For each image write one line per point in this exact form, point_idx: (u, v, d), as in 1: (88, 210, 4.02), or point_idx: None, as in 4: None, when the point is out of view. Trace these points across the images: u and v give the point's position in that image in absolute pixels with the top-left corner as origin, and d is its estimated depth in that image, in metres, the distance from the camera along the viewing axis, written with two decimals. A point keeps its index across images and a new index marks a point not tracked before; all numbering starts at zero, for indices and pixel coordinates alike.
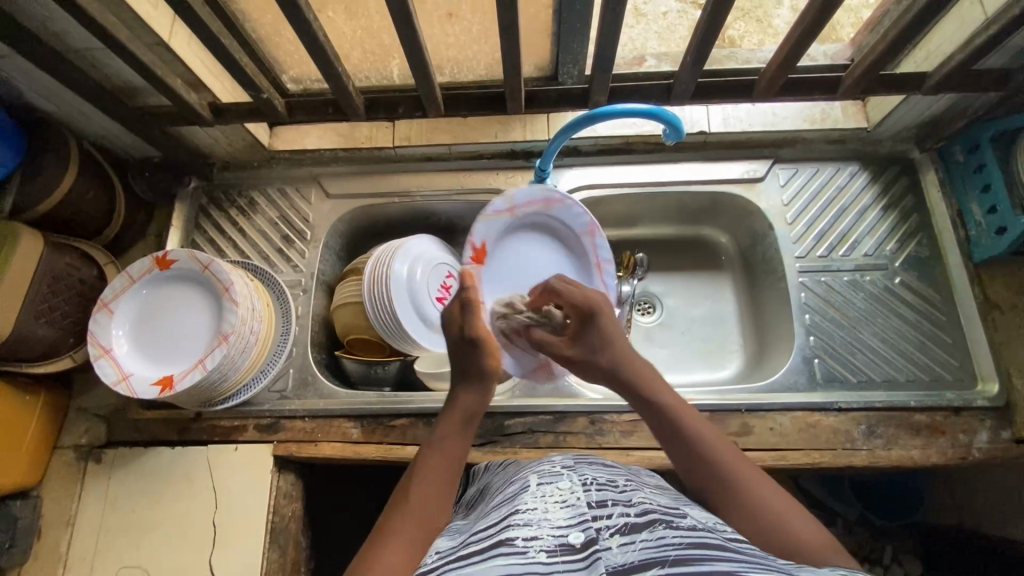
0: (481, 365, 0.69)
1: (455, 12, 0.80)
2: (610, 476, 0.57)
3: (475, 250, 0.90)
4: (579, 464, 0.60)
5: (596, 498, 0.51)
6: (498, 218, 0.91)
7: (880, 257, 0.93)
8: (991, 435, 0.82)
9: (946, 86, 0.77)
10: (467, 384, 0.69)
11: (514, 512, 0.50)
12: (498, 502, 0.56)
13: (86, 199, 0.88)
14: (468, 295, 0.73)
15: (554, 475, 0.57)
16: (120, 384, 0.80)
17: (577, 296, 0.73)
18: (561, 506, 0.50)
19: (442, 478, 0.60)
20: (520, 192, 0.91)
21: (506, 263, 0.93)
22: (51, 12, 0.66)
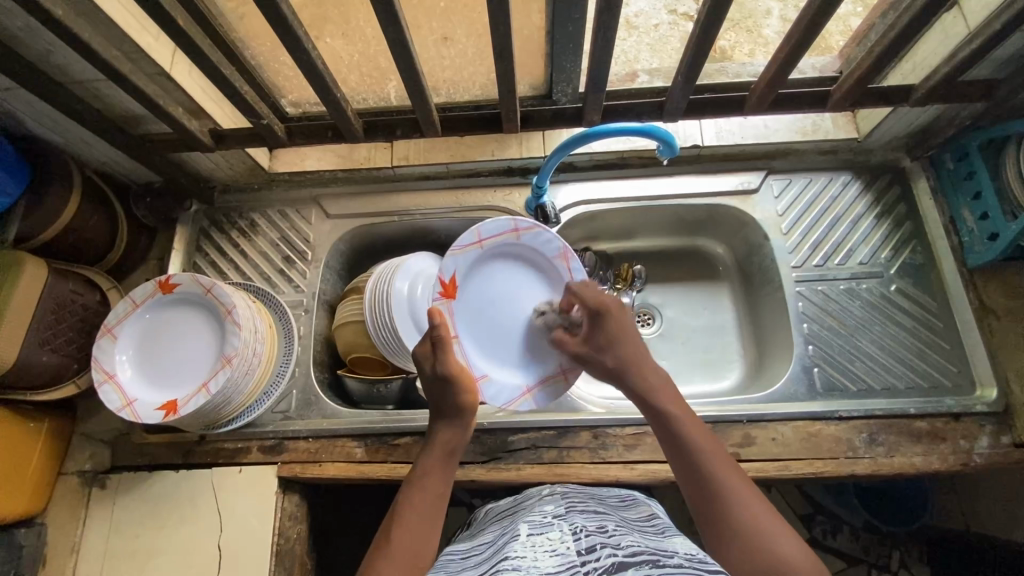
0: (458, 400, 0.72)
1: (449, 36, 0.82)
2: (599, 523, 0.58)
3: (442, 284, 0.86)
4: (570, 513, 0.61)
5: (584, 544, 0.52)
6: (466, 251, 0.86)
7: (876, 265, 0.94)
8: (991, 441, 0.82)
9: (933, 98, 0.79)
10: (445, 419, 0.71)
11: (504, 561, 0.52)
12: (490, 550, 0.58)
13: (88, 226, 0.89)
14: (439, 333, 0.73)
15: (544, 526, 0.58)
16: (124, 410, 0.80)
17: (594, 300, 0.78)
18: (550, 554, 0.51)
19: (427, 511, 0.62)
20: (484, 224, 0.85)
21: (483, 291, 0.89)
22: (54, 46, 0.67)
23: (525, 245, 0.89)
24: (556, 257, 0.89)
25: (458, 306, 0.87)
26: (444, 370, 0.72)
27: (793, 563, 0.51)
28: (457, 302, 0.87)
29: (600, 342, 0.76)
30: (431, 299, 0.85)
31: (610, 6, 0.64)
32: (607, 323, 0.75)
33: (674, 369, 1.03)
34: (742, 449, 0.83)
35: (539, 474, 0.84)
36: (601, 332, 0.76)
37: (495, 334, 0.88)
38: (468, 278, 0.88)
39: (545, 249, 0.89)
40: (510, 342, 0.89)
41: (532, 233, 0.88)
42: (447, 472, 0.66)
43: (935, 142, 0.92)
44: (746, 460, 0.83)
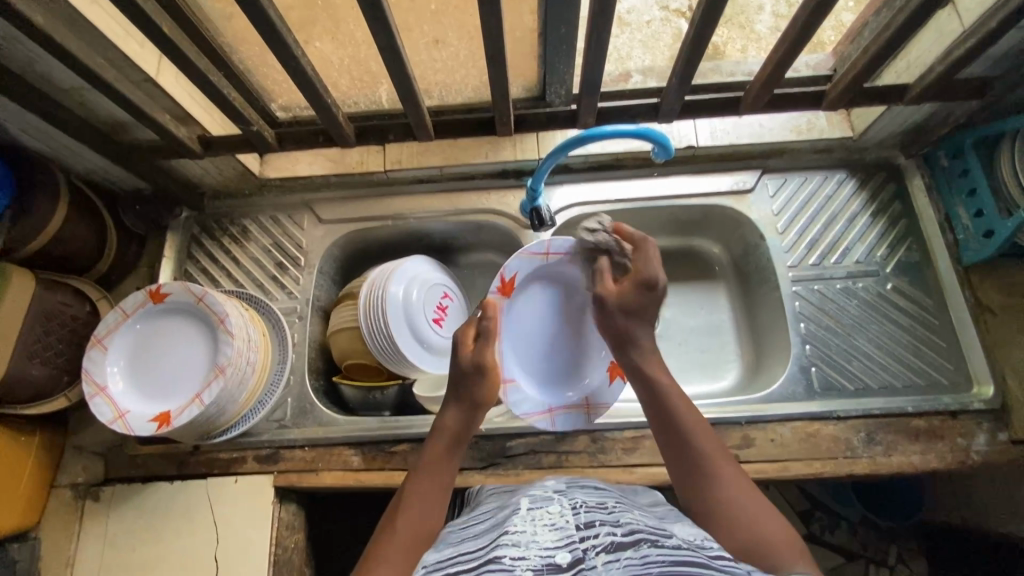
0: (479, 394, 0.73)
1: (441, 39, 0.81)
2: (600, 499, 0.59)
3: (503, 283, 0.85)
4: (570, 489, 0.63)
5: (583, 520, 0.53)
6: (533, 259, 0.86)
7: (872, 264, 0.94)
8: (989, 438, 0.83)
9: (928, 96, 0.78)
10: (459, 405, 0.72)
11: (503, 533, 0.53)
12: (489, 522, 0.59)
13: (76, 236, 0.88)
14: (489, 324, 0.76)
15: (544, 501, 0.59)
16: (116, 422, 0.79)
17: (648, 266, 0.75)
18: (550, 529, 0.52)
19: (430, 500, 0.64)
20: (556, 240, 0.85)
21: (531, 305, 0.88)
22: (36, 54, 0.66)
23: None
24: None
25: (511, 304, 0.87)
26: (476, 362, 0.74)
27: (778, 543, 0.55)
28: (510, 303, 0.86)
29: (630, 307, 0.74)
30: (489, 290, 0.85)
31: (603, 9, 0.63)
32: (653, 297, 0.75)
33: (672, 370, 1.03)
34: (741, 450, 0.83)
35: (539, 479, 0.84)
36: (641, 303, 0.74)
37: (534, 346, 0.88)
38: (527, 285, 0.87)
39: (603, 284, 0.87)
40: (544, 358, 0.88)
41: None
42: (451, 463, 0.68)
43: (930, 140, 0.92)
44: (745, 461, 0.83)
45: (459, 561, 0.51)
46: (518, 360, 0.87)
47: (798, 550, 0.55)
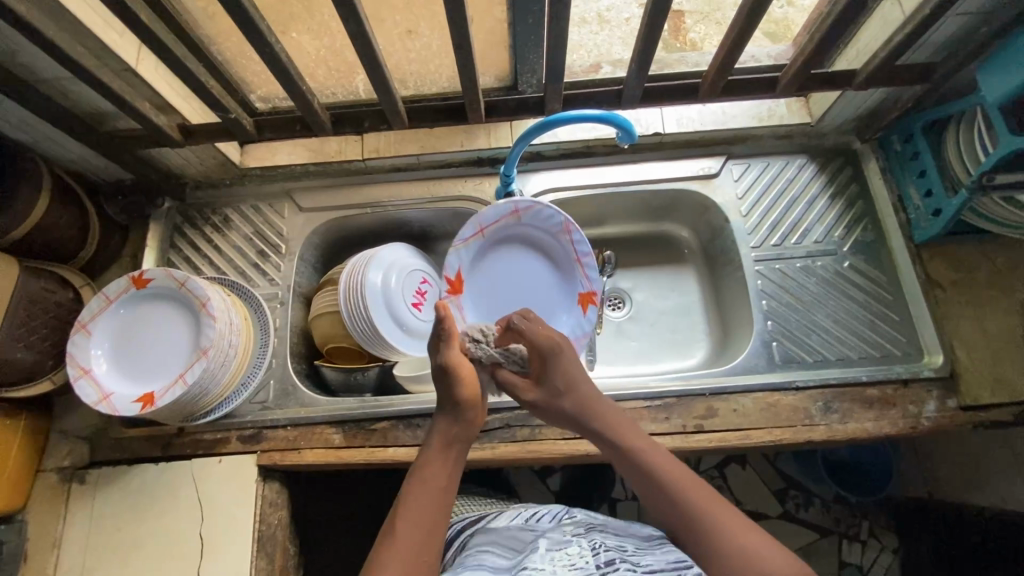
0: (458, 393, 0.72)
1: (414, 29, 0.85)
2: (617, 542, 0.63)
3: (450, 281, 0.94)
4: (588, 530, 0.66)
5: (603, 560, 0.58)
6: (470, 245, 0.94)
7: (830, 243, 0.99)
8: (938, 405, 0.87)
9: (874, 81, 0.83)
10: (449, 414, 0.72)
11: (525, 571, 0.58)
12: (513, 563, 0.63)
13: (59, 224, 0.90)
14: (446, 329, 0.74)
15: (563, 540, 0.63)
16: (101, 404, 0.81)
17: (537, 334, 0.76)
18: (570, 569, 0.57)
19: (430, 507, 0.62)
20: (483, 214, 0.93)
21: (485, 283, 0.96)
22: (17, 43, 0.68)
23: (525, 224, 0.95)
24: (559, 232, 0.95)
25: (467, 297, 0.95)
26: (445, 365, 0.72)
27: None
28: (465, 295, 0.95)
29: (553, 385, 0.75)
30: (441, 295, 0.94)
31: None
32: (558, 361, 0.75)
33: (644, 349, 1.07)
34: (705, 420, 0.88)
35: (513, 451, 0.88)
36: (554, 375, 0.75)
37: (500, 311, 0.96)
38: (475, 269, 0.96)
39: (548, 225, 0.94)
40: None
41: (530, 212, 0.93)
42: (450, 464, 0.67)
43: (883, 125, 0.97)
44: (709, 431, 0.87)
45: None
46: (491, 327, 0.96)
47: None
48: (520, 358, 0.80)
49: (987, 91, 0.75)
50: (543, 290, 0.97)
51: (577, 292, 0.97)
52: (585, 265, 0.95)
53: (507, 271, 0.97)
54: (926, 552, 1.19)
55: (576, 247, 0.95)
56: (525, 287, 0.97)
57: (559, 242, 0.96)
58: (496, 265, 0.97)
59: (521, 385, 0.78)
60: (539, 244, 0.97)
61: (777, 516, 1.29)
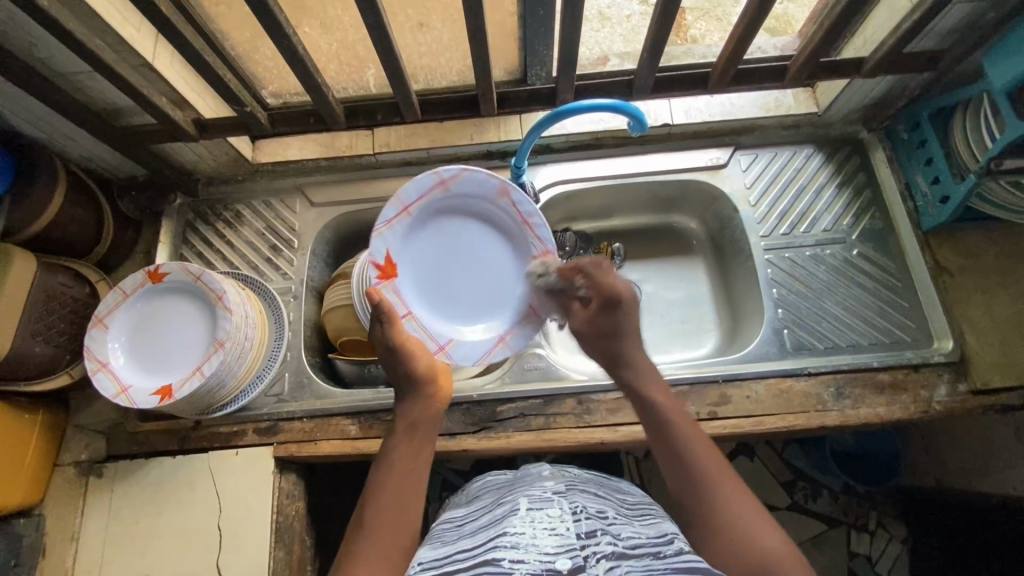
0: (411, 369, 0.74)
1: (426, 22, 0.85)
2: (599, 506, 0.62)
3: (381, 267, 0.85)
4: (570, 491, 0.64)
5: (585, 528, 0.56)
6: (393, 226, 0.85)
7: (839, 231, 1.00)
8: (949, 389, 0.88)
9: (882, 69, 0.84)
10: (412, 399, 0.73)
11: (503, 533, 0.56)
12: (490, 521, 0.61)
13: (74, 220, 0.90)
14: (383, 312, 0.74)
15: (544, 501, 0.61)
16: (119, 396, 0.82)
17: (609, 283, 0.76)
18: (550, 534, 0.55)
19: (399, 494, 0.63)
20: (401, 191, 0.84)
21: (420, 263, 0.89)
22: (37, 38, 0.69)
23: (457, 194, 0.88)
24: (497, 196, 0.87)
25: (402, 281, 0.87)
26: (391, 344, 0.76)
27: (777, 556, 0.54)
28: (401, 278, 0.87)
29: (603, 327, 0.76)
30: (370, 280, 0.85)
31: None
32: (618, 313, 0.75)
33: (653, 340, 1.08)
34: (718, 407, 0.88)
35: (529, 440, 0.88)
36: (611, 320, 0.76)
37: (445, 290, 0.90)
38: (406, 250, 0.87)
39: (478, 189, 0.87)
40: (468, 292, 0.90)
41: (457, 180, 0.86)
42: (417, 443, 0.68)
43: (890, 112, 0.98)
44: (722, 417, 0.88)
45: (456, 560, 0.54)
46: (441, 306, 0.90)
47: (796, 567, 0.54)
48: (582, 292, 0.81)
49: (993, 79, 0.75)
50: (485, 260, 0.91)
51: (527, 257, 0.90)
52: (536, 227, 0.87)
53: (450, 245, 0.89)
54: (935, 541, 1.20)
55: (519, 208, 0.87)
56: (466, 260, 0.90)
57: (498, 206, 0.89)
58: (433, 241, 0.89)
59: (575, 312, 0.81)
60: (475, 212, 0.90)
61: (785, 508, 1.29)
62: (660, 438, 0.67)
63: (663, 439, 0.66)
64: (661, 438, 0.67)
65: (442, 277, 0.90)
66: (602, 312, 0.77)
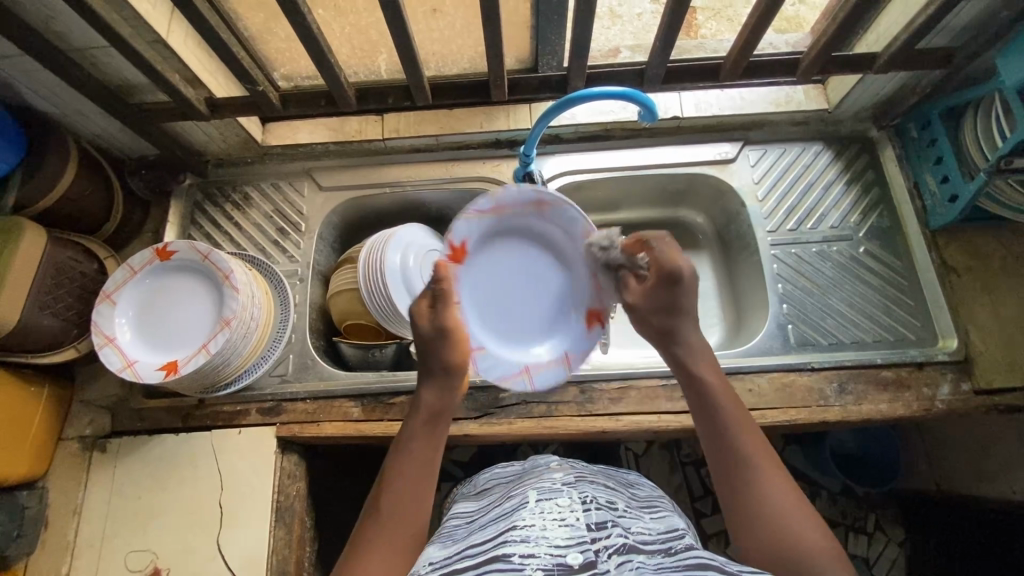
0: (447, 358, 0.69)
1: (439, 7, 0.86)
2: (608, 497, 0.62)
3: (453, 248, 0.82)
4: (579, 482, 0.65)
5: (594, 519, 0.56)
6: (481, 220, 0.83)
7: (846, 229, 1.00)
8: (952, 387, 0.88)
9: (894, 65, 0.84)
10: (433, 383, 0.69)
11: (512, 528, 0.56)
12: (499, 515, 0.61)
13: (85, 196, 0.91)
14: (441, 287, 0.69)
15: (553, 492, 0.61)
16: (125, 370, 0.82)
17: (670, 257, 0.71)
18: (561, 526, 0.55)
19: (416, 484, 0.62)
20: (458, 224, 0.81)
21: (486, 268, 0.85)
22: (53, 10, 0.70)
23: (546, 220, 0.86)
24: (581, 235, 0.86)
25: (465, 272, 0.84)
26: (438, 329, 0.69)
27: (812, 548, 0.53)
28: (463, 269, 0.83)
29: (665, 302, 0.71)
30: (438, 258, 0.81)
31: None
32: (680, 291, 0.70)
33: None
34: None
35: (530, 427, 0.89)
36: (664, 298, 0.71)
37: (506, 320, 0.87)
38: (480, 248, 0.85)
39: (572, 228, 0.85)
40: (521, 310, 0.87)
41: (555, 207, 0.84)
42: (435, 438, 0.66)
43: (900, 111, 0.98)
44: None
45: (466, 556, 0.54)
46: (495, 325, 0.86)
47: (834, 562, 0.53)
48: (644, 269, 0.76)
49: (1009, 78, 0.75)
50: (540, 304, 0.88)
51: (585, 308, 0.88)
52: (607, 263, 0.85)
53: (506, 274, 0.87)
54: (933, 545, 1.20)
55: (598, 255, 0.85)
56: (524, 279, 0.88)
57: (576, 245, 0.87)
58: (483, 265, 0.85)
59: (631, 286, 0.76)
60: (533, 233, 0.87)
61: None
62: (695, 399, 0.65)
63: (699, 400, 0.65)
64: (696, 399, 0.65)
65: (501, 292, 0.86)
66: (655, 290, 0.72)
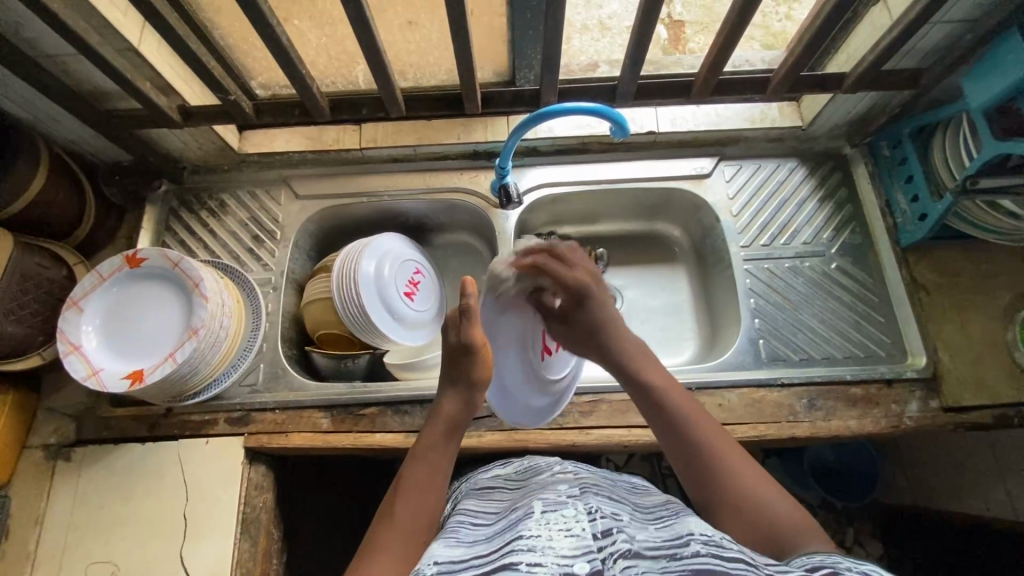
0: (473, 374, 0.74)
1: (415, 21, 0.86)
2: (614, 509, 0.59)
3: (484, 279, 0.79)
4: (584, 493, 0.61)
5: (601, 528, 0.52)
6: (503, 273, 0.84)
7: (818, 245, 1.00)
8: (920, 405, 0.89)
9: (862, 86, 0.85)
10: (456, 391, 0.74)
11: (517, 537, 0.53)
12: (505, 525, 0.58)
13: (55, 202, 0.90)
14: (468, 303, 0.74)
15: (559, 504, 0.58)
16: (89, 379, 0.81)
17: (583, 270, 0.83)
18: (566, 536, 0.51)
19: (429, 491, 0.64)
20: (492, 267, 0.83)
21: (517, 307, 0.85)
22: (21, 17, 0.69)
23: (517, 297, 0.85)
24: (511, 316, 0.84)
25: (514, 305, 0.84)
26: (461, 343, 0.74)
27: (786, 522, 0.57)
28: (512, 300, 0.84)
29: (580, 294, 0.80)
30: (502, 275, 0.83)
31: None
32: (589, 305, 0.80)
33: None
34: None
35: (500, 440, 0.88)
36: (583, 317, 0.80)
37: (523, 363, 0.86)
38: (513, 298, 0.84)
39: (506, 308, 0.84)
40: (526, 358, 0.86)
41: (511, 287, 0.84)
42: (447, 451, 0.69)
43: (871, 129, 0.99)
44: None
45: (471, 566, 0.51)
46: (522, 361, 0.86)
47: (809, 530, 0.56)
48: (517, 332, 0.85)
49: (973, 99, 0.76)
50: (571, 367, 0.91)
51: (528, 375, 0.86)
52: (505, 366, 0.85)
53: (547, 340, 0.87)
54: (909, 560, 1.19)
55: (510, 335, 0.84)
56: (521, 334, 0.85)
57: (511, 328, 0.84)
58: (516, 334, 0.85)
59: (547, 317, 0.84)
60: None
61: None
62: (647, 403, 0.71)
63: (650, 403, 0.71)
64: (647, 404, 0.71)
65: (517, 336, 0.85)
66: (573, 308, 0.81)
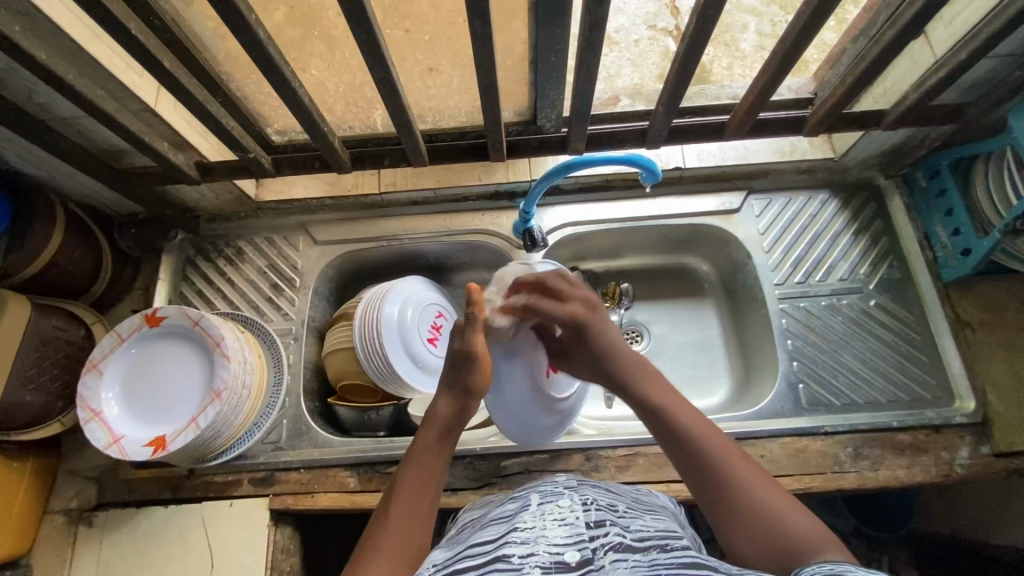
0: (468, 379, 0.68)
1: (435, 67, 0.84)
2: (609, 500, 0.59)
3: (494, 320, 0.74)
4: (581, 485, 0.62)
5: (594, 518, 0.53)
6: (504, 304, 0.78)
7: (855, 281, 0.97)
8: (972, 451, 0.85)
9: (903, 122, 0.81)
10: (447, 391, 0.68)
11: (512, 530, 0.53)
12: (502, 517, 0.58)
13: (73, 260, 0.88)
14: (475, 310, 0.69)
15: (555, 494, 0.59)
16: (111, 448, 0.79)
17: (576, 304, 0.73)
18: (560, 524, 0.52)
19: (425, 494, 0.61)
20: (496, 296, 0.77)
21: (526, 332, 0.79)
22: (37, 87, 0.68)
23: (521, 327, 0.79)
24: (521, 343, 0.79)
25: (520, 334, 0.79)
26: (466, 349, 0.69)
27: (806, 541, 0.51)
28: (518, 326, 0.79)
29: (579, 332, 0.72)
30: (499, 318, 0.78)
31: (590, 46, 0.66)
32: (590, 334, 0.72)
33: None
34: None
35: None
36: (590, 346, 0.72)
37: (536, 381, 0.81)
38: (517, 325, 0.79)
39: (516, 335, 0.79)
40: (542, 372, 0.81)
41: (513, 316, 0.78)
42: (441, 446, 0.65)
43: (907, 162, 0.95)
44: None
45: (467, 556, 0.51)
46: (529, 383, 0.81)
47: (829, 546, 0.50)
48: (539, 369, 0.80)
49: (1017, 133, 0.72)
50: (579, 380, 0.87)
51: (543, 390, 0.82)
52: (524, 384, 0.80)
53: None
54: None
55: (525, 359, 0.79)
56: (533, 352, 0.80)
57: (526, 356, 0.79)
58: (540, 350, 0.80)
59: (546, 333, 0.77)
60: None
61: None
62: (658, 427, 0.64)
63: (661, 427, 0.63)
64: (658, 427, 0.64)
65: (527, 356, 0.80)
66: (573, 342, 0.74)
